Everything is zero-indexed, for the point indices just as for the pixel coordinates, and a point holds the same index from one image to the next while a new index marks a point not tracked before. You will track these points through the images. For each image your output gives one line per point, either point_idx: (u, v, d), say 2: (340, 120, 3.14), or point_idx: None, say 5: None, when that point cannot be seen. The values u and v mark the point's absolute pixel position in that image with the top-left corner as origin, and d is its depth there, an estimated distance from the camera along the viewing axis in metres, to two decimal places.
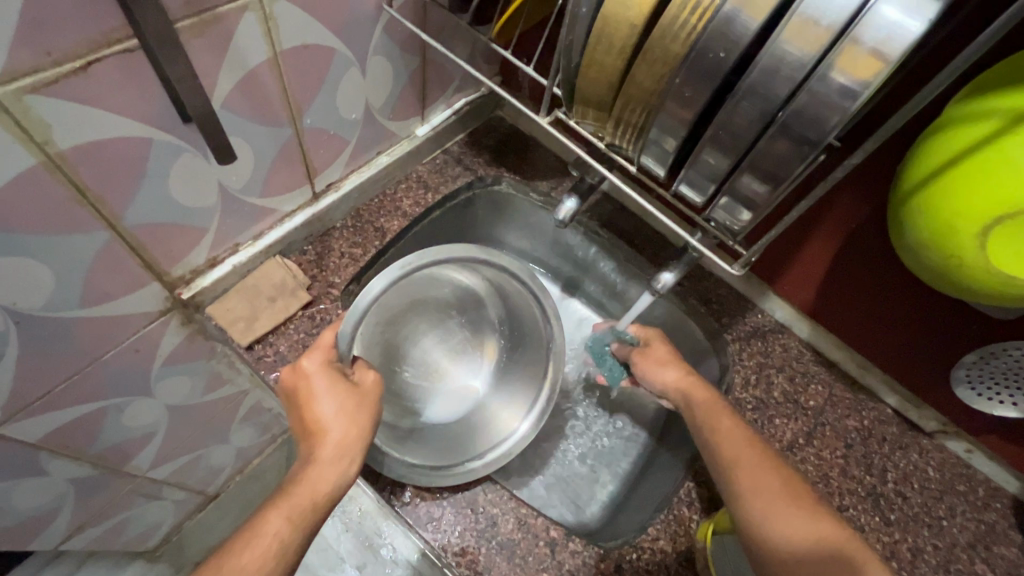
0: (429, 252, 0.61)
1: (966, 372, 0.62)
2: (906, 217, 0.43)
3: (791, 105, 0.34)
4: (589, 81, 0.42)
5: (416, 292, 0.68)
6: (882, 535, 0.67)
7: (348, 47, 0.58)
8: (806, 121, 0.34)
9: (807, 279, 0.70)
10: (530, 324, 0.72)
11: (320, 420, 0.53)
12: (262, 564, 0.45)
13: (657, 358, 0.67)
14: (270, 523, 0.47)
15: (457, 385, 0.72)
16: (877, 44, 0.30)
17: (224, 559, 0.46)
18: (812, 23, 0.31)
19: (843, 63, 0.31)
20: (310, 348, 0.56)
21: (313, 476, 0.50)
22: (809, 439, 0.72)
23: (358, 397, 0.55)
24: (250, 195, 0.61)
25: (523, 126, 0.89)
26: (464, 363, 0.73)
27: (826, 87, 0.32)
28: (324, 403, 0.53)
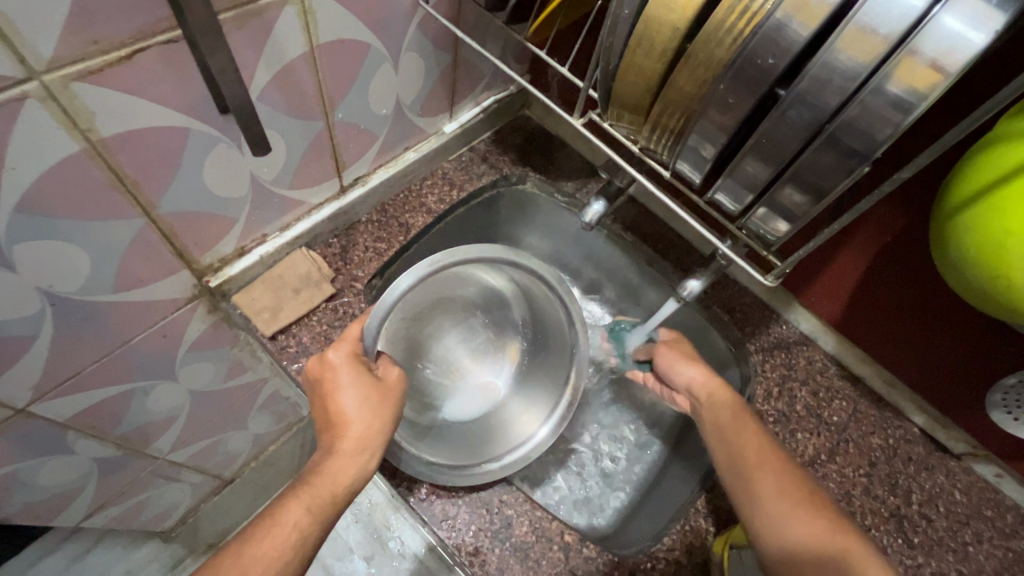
0: (458, 250, 0.60)
1: (1002, 396, 0.60)
2: (951, 235, 0.41)
3: (841, 116, 0.33)
4: (627, 83, 0.42)
5: (442, 290, 0.68)
6: (904, 558, 0.66)
7: (382, 43, 0.58)
8: (855, 133, 0.33)
9: (837, 292, 0.69)
10: (554, 328, 0.71)
11: (344, 414, 0.53)
12: (280, 553, 0.46)
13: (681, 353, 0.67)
14: (290, 513, 0.48)
15: (478, 385, 0.72)
16: (937, 55, 0.29)
17: (242, 546, 0.46)
18: (868, 32, 0.30)
19: (903, 74, 0.30)
20: (336, 340, 0.56)
21: (334, 468, 0.51)
22: (832, 455, 0.70)
23: (380, 391, 0.54)
24: (280, 186, 0.61)
25: (549, 126, 0.88)
26: (486, 364, 0.73)
27: (879, 98, 0.31)
28: (347, 397, 0.53)
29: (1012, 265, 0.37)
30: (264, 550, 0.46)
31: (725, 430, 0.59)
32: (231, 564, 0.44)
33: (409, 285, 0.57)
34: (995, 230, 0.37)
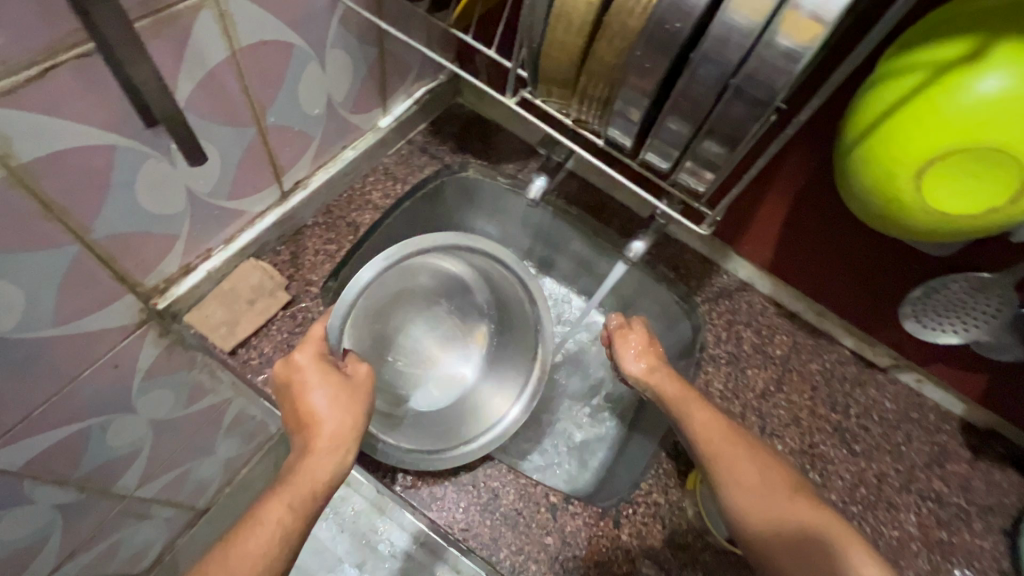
0: (411, 242, 0.65)
1: (913, 307, 0.67)
2: (851, 167, 0.46)
3: (742, 71, 0.37)
4: (552, 59, 0.44)
5: (402, 283, 0.71)
6: (850, 465, 0.73)
7: (306, 42, 0.57)
8: (757, 85, 0.37)
9: (766, 237, 0.75)
10: (516, 306, 0.74)
11: (316, 413, 0.53)
12: (266, 550, 0.46)
13: (633, 345, 0.67)
14: (272, 511, 0.48)
15: (449, 372, 0.73)
16: (816, 8, 0.33)
17: (228, 549, 0.46)
18: None
19: (788, 26, 0.34)
20: (300, 343, 0.57)
21: (312, 466, 0.51)
22: (779, 385, 0.77)
23: (350, 388, 0.55)
24: (218, 198, 0.60)
25: (483, 111, 0.90)
26: (454, 351, 0.74)
27: (772, 50, 0.35)
28: (315, 397, 0.54)
29: (900, 186, 0.43)
30: (248, 551, 0.45)
31: (680, 412, 0.61)
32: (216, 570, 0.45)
33: (368, 279, 0.62)
34: (883, 157, 0.43)
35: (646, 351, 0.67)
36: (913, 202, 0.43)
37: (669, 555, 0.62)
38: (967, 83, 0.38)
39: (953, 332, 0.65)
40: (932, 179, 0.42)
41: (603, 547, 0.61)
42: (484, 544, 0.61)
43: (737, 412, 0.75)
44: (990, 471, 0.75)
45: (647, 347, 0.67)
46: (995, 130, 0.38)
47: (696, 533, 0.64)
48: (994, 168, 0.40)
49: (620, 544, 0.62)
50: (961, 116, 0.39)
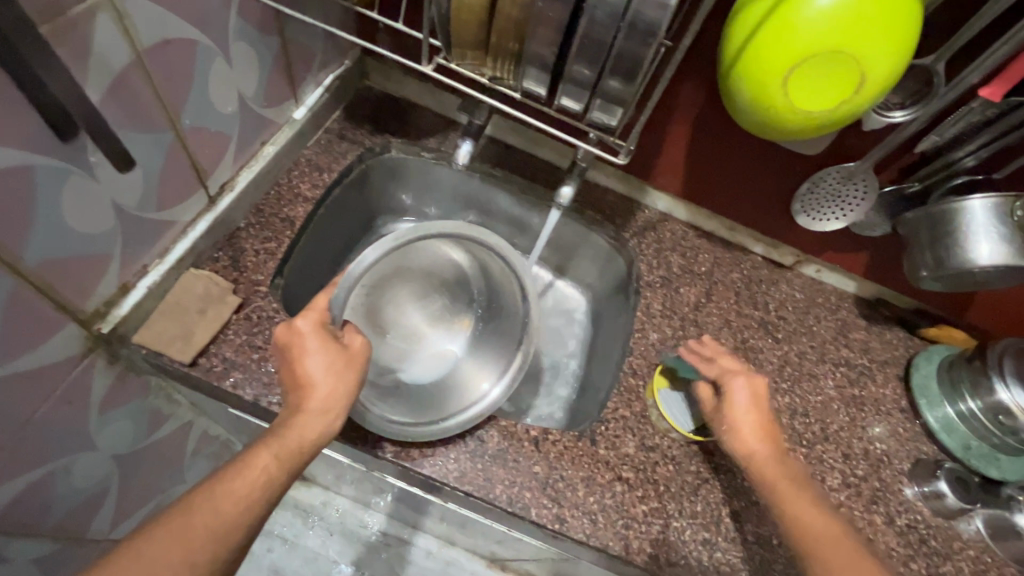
0: (423, 226, 0.65)
1: (800, 205, 0.75)
2: (732, 85, 0.54)
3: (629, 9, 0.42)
4: (461, 22, 0.48)
5: (400, 260, 0.76)
6: (776, 350, 0.85)
7: (209, 38, 0.57)
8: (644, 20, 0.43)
9: (674, 168, 0.84)
10: (506, 298, 0.77)
11: (311, 379, 0.56)
12: (249, 491, 0.49)
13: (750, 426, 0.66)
14: (259, 458, 0.51)
15: (434, 349, 0.78)
16: None
17: (215, 484, 0.49)
18: None
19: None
20: (305, 309, 0.60)
21: (303, 424, 0.54)
22: (709, 296, 0.87)
23: (347, 358, 0.58)
24: (146, 210, 0.59)
25: (394, 91, 0.91)
26: (444, 332, 0.79)
27: None
28: (312, 363, 0.56)
29: (772, 92, 0.51)
30: (234, 489, 0.49)
31: (779, 495, 0.61)
32: (202, 501, 0.48)
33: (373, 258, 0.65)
34: (756, 69, 0.50)
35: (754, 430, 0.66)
36: (782, 105, 0.52)
37: (643, 458, 0.70)
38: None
39: (835, 219, 0.75)
40: (795, 83, 0.50)
41: (585, 463, 0.68)
42: (480, 486, 0.65)
43: (678, 325, 0.83)
44: (882, 332, 0.90)
45: (763, 426, 0.66)
46: (834, 36, 0.46)
47: (662, 434, 0.72)
48: (838, 70, 0.48)
49: (600, 457, 0.69)
50: (810, 24, 0.47)
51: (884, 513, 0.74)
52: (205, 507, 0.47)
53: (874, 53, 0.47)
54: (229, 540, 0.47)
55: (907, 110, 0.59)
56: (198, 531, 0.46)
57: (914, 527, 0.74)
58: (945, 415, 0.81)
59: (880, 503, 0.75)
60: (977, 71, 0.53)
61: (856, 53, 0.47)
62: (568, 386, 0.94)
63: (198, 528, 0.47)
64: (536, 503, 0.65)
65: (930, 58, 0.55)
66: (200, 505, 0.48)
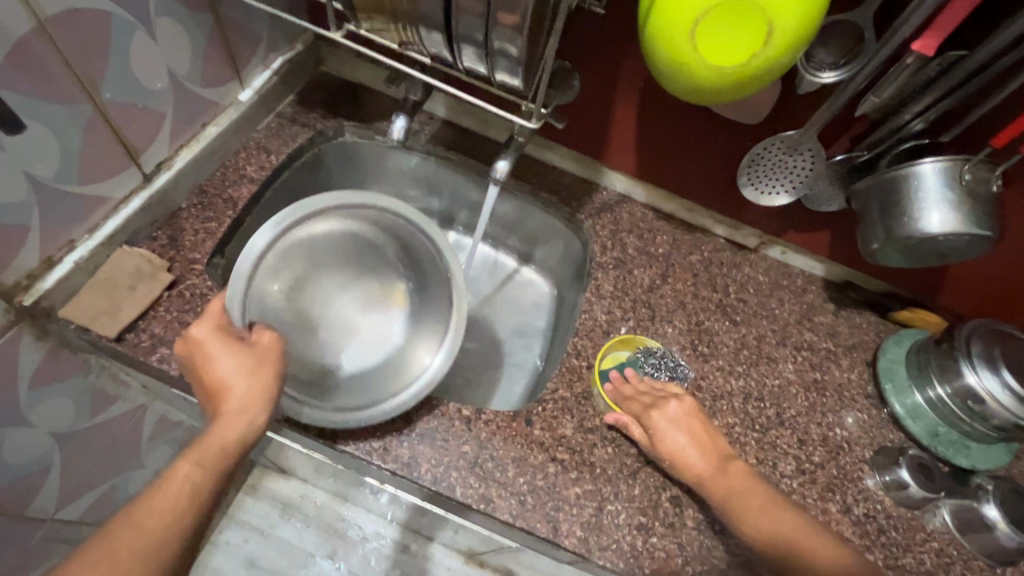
0: (311, 203, 0.70)
1: (747, 176, 0.71)
2: (645, 41, 0.52)
3: None
4: None
5: (308, 251, 0.71)
6: (732, 333, 0.81)
7: (126, 10, 0.57)
8: None
9: (626, 146, 0.83)
10: (430, 266, 0.74)
11: (226, 379, 0.56)
12: (175, 503, 0.50)
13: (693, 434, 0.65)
14: (179, 470, 0.52)
15: (371, 338, 0.73)
16: None
17: (140, 503, 0.50)
18: None
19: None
20: (200, 318, 0.60)
21: (225, 427, 0.54)
22: (665, 278, 0.85)
23: (255, 356, 0.58)
24: (67, 182, 0.59)
25: (348, 75, 0.91)
26: (376, 317, 0.74)
27: None
28: (222, 365, 0.56)
29: (685, 45, 0.49)
30: (164, 503, 0.50)
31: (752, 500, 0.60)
32: (126, 523, 0.48)
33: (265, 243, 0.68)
34: (666, 21, 0.48)
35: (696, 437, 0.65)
36: (694, 61, 0.49)
37: (580, 439, 0.67)
38: None
39: (781, 193, 0.71)
40: (703, 36, 0.48)
41: (517, 444, 0.66)
42: (405, 463, 0.64)
43: (629, 307, 0.80)
44: (851, 316, 0.86)
45: (700, 433, 0.66)
46: None
47: (602, 417, 0.69)
48: (749, 20, 0.46)
49: (534, 438, 0.67)
50: None
51: (840, 502, 0.70)
52: (129, 530, 0.48)
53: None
54: (163, 550, 0.48)
55: (839, 71, 0.56)
56: (126, 551, 0.47)
57: (871, 517, 0.70)
58: (913, 402, 0.77)
59: (836, 491, 0.71)
60: (907, 24, 0.50)
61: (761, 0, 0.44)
62: (526, 372, 0.93)
63: (125, 549, 0.47)
64: (463, 482, 0.63)
65: (855, 12, 0.53)
66: (123, 526, 0.48)
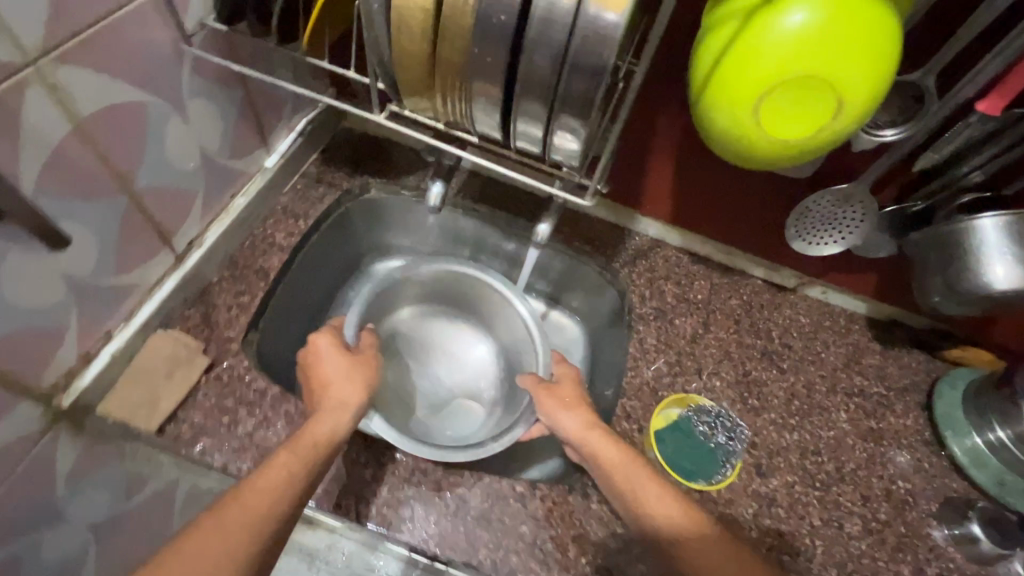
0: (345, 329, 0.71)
1: (796, 228, 0.69)
2: (701, 114, 0.50)
3: (573, 44, 0.39)
4: (406, 69, 0.46)
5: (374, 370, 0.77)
6: (781, 382, 0.79)
7: (159, 98, 0.55)
8: (588, 53, 0.39)
9: (661, 194, 0.82)
10: (462, 290, 0.81)
11: (329, 381, 0.60)
12: (284, 484, 0.48)
13: (561, 399, 0.65)
14: (279, 458, 0.50)
15: (472, 370, 0.82)
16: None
17: (230, 501, 0.45)
18: None
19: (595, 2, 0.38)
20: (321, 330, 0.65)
21: (314, 424, 0.55)
22: (707, 326, 0.82)
23: (359, 362, 0.63)
24: (105, 275, 0.57)
25: (372, 130, 0.89)
26: (459, 352, 0.83)
27: (592, 21, 0.38)
28: (329, 366, 0.62)
29: (744, 121, 0.47)
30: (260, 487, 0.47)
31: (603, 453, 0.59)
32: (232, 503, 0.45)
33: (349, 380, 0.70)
34: (723, 97, 0.47)
35: (573, 404, 0.64)
36: (759, 136, 0.48)
37: None
38: (777, 17, 0.43)
39: (833, 242, 0.68)
40: (768, 113, 0.46)
41: (576, 521, 0.63)
42: (464, 550, 0.62)
43: (673, 359, 0.78)
44: (899, 355, 0.84)
45: (578, 401, 0.65)
46: (804, 59, 0.43)
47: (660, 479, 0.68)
48: (813, 96, 0.44)
49: (593, 513, 0.64)
50: (776, 48, 0.43)
51: (911, 562, 0.68)
52: (234, 510, 0.45)
53: (853, 75, 0.43)
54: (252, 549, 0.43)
55: (897, 128, 0.54)
56: (235, 527, 0.44)
57: None
58: (973, 444, 0.75)
59: (905, 550, 0.68)
60: (971, 84, 0.48)
61: (832, 76, 0.43)
62: None
63: (214, 540, 0.42)
64: (524, 566, 0.61)
65: (918, 73, 0.51)
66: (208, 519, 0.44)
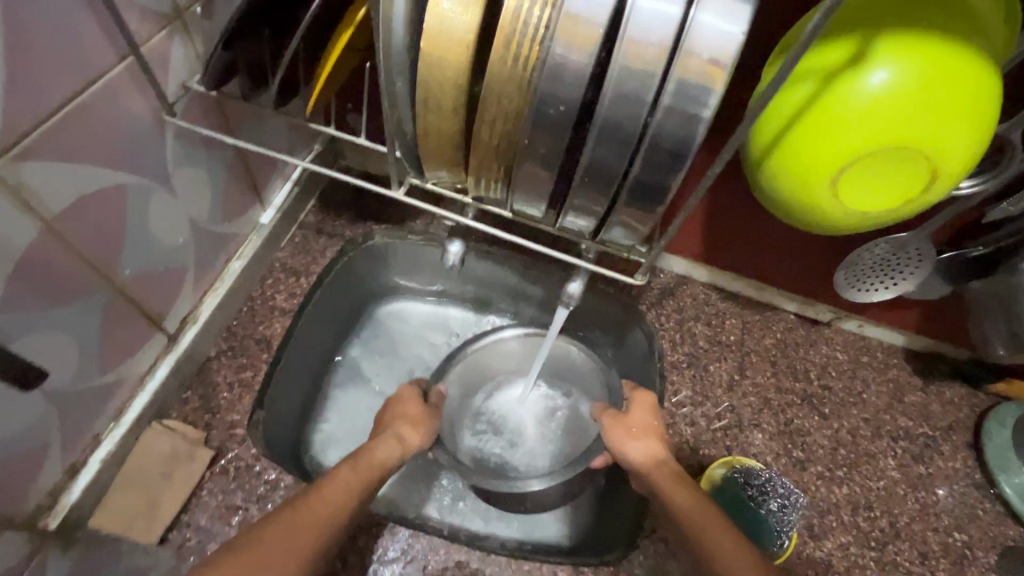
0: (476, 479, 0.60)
1: (846, 276, 0.64)
2: (766, 181, 0.44)
3: (648, 132, 0.31)
4: (431, 147, 0.40)
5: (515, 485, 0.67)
6: (824, 430, 0.75)
7: (138, 176, 0.48)
8: (669, 141, 0.31)
9: (690, 234, 0.77)
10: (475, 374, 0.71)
11: (411, 417, 0.61)
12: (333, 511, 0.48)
13: (627, 427, 0.60)
14: (337, 480, 0.50)
15: (536, 397, 0.74)
16: (713, 52, 0.28)
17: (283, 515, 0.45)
18: (643, 43, 0.29)
19: (683, 73, 0.29)
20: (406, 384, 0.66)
21: (377, 447, 0.55)
22: (743, 372, 0.77)
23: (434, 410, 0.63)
24: (89, 378, 0.51)
25: (375, 168, 0.78)
26: (512, 403, 0.74)
27: (680, 100, 0.30)
28: (413, 403, 0.62)
29: (820, 194, 0.42)
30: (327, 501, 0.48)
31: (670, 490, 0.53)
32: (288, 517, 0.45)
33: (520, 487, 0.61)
34: (795, 170, 0.41)
35: (643, 434, 0.59)
36: (835, 207, 0.42)
37: None
38: (861, 80, 0.37)
39: (882, 289, 0.63)
40: (849, 183, 0.41)
41: None
42: None
43: (713, 413, 0.74)
44: (942, 390, 0.79)
45: (648, 431, 0.60)
46: (895, 126, 0.38)
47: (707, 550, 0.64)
48: (904, 163, 0.39)
49: None
50: (864, 116, 0.38)
51: None
52: (285, 522, 0.45)
53: (949, 143, 0.38)
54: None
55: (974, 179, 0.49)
56: (288, 539, 0.44)
57: None
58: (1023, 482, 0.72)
59: None
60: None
61: (928, 145, 0.38)
62: None
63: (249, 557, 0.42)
64: None
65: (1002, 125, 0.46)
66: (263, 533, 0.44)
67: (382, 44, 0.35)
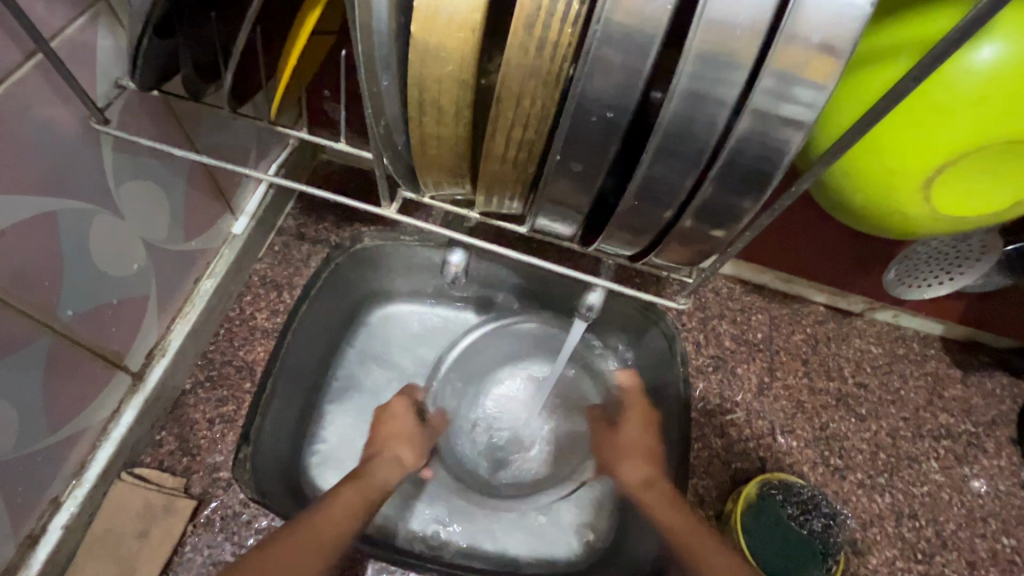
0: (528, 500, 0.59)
1: (897, 270, 0.60)
2: (834, 182, 0.36)
3: (727, 144, 0.23)
4: (430, 160, 0.31)
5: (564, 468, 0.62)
6: (862, 433, 0.69)
7: (69, 198, 0.39)
8: (755, 153, 0.23)
9: None
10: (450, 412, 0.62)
11: (404, 432, 0.54)
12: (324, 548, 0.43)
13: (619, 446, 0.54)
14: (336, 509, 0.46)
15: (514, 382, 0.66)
16: (824, 35, 0.21)
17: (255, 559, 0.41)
18: (726, 29, 0.21)
19: (782, 64, 0.21)
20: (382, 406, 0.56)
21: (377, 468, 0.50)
22: (773, 373, 0.71)
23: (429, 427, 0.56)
24: (37, 438, 0.44)
25: (357, 162, 0.69)
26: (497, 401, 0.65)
27: (775, 105, 0.22)
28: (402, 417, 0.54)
29: (905, 200, 0.34)
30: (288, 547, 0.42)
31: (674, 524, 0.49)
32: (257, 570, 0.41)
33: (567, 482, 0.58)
34: (880, 171, 0.33)
35: (634, 454, 0.53)
36: (922, 214, 0.35)
37: None
38: (977, 58, 0.29)
39: (938, 283, 0.58)
40: (943, 186, 0.33)
41: None
42: None
43: (741, 421, 0.68)
44: (982, 381, 0.74)
45: (640, 444, 0.54)
46: (1017, 115, 0.30)
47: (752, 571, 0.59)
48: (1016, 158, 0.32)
49: None
50: (980, 105, 0.30)
51: None
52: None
53: None
54: None
55: None
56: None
57: None
58: None
59: None
60: None
61: None
62: None
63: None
64: None
65: None
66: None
67: (358, 31, 0.26)
